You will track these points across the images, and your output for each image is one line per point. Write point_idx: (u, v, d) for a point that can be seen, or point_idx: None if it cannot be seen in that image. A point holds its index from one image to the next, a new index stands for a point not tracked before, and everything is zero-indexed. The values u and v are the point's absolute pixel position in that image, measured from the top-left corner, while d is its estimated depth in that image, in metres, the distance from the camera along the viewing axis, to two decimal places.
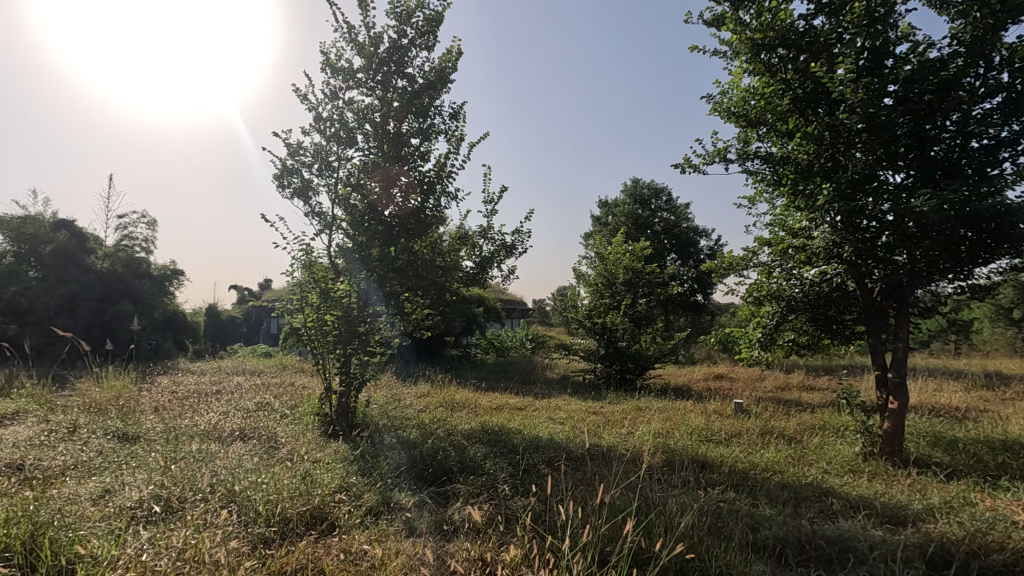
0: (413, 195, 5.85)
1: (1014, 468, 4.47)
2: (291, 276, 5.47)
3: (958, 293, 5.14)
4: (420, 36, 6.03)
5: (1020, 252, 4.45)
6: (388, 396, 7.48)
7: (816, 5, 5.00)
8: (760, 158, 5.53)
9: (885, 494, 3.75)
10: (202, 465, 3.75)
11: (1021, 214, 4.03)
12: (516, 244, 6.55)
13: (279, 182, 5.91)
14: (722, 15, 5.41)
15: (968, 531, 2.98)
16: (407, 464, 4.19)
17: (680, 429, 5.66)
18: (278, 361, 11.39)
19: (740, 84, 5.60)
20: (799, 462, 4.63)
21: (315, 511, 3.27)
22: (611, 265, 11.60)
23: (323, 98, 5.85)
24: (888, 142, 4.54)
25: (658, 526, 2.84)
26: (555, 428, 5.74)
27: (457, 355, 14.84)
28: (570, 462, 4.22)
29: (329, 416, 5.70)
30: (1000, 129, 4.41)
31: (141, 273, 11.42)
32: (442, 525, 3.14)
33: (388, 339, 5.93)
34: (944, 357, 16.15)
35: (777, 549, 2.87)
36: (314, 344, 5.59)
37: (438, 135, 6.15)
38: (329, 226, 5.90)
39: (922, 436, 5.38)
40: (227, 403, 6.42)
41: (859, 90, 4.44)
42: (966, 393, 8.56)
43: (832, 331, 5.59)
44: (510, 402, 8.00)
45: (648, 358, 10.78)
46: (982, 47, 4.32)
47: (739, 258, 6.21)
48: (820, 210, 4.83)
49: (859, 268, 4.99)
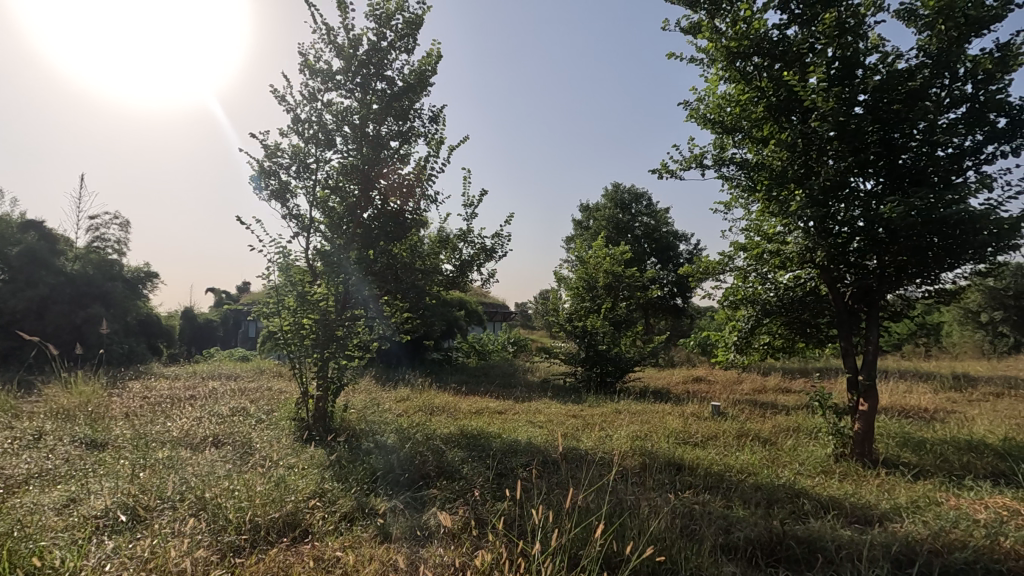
0: (393, 198, 5.84)
1: (978, 468, 4.60)
2: (267, 279, 5.40)
3: (926, 297, 5.27)
4: (399, 39, 6.01)
5: (984, 258, 4.59)
6: (367, 401, 7.42)
7: (790, 15, 5.10)
8: (735, 164, 5.62)
9: (855, 495, 3.82)
10: (171, 472, 3.68)
11: (984, 221, 4.17)
12: (496, 248, 6.57)
13: (256, 183, 5.83)
14: (699, 24, 5.50)
15: (932, 530, 3.05)
16: (383, 470, 4.16)
17: (657, 431, 5.72)
18: (255, 365, 11.21)
19: (715, 91, 5.69)
20: (773, 464, 4.71)
21: (288, 517, 3.22)
22: (592, 269, 11.69)
23: (301, 99, 5.81)
24: (858, 150, 4.68)
25: (630, 529, 2.86)
26: (534, 431, 5.75)
27: (439, 359, 14.77)
28: (548, 466, 4.23)
29: (306, 421, 5.64)
30: (964, 139, 4.55)
31: (114, 276, 11.20)
32: (417, 530, 3.13)
33: (366, 342, 5.89)
34: (915, 358, 16.62)
35: (748, 551, 2.91)
36: (290, 347, 5.53)
37: (418, 138, 6.15)
38: (307, 228, 5.85)
39: (892, 437, 5.51)
40: (201, 408, 6.31)
41: (830, 99, 4.56)
42: (936, 394, 8.80)
43: (806, 334, 5.71)
44: (491, 405, 8.00)
45: (628, 361, 10.82)
46: (947, 58, 4.45)
47: (716, 263, 6.30)
48: (793, 216, 4.92)
49: (831, 273, 5.06)
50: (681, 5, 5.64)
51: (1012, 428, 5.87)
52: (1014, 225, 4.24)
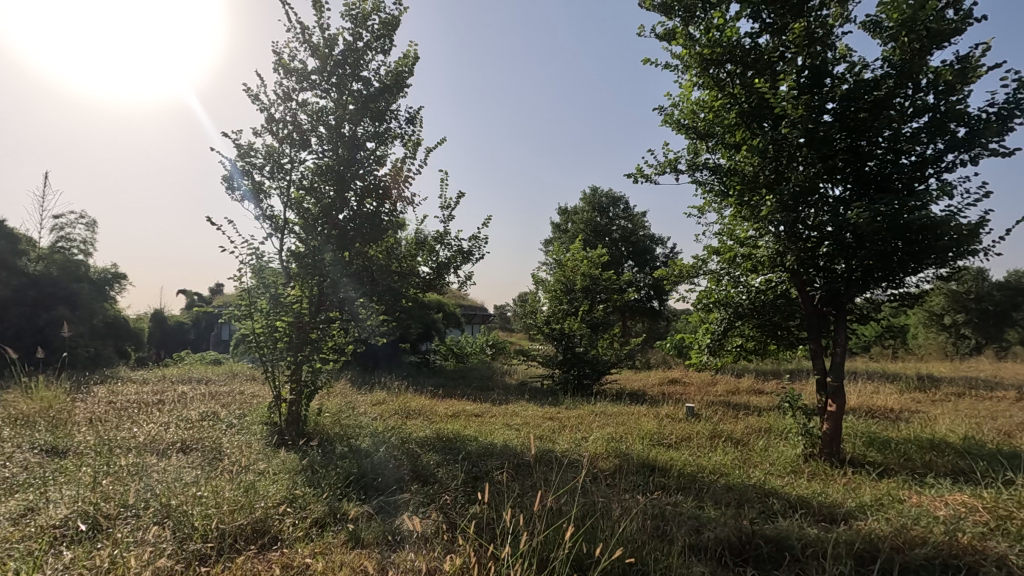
0: (368, 199, 5.76)
1: (940, 466, 4.73)
2: (239, 281, 5.30)
3: (891, 301, 5.43)
4: (376, 40, 5.97)
5: (945, 262, 4.73)
6: (342, 404, 7.34)
7: (761, 24, 5.21)
8: (708, 169, 5.72)
9: (822, 494, 3.90)
10: (136, 479, 3.57)
11: (945, 227, 4.30)
12: (473, 250, 6.56)
13: (228, 183, 5.72)
14: (673, 30, 5.58)
15: (894, 527, 3.12)
16: (356, 474, 4.12)
17: (632, 433, 5.76)
18: (227, 369, 10.99)
19: (690, 97, 5.77)
20: (744, 464, 4.79)
21: (257, 524, 3.16)
22: (569, 272, 11.74)
23: (275, 99, 5.73)
24: (827, 156, 4.79)
25: (601, 531, 2.88)
26: (510, 434, 5.74)
27: (416, 362, 14.65)
28: (523, 469, 4.23)
29: (278, 426, 5.54)
30: (926, 147, 4.69)
31: (79, 277, 10.87)
32: (389, 535, 3.11)
33: (341, 345, 5.83)
34: (883, 359, 17.10)
35: (717, 551, 2.95)
36: (263, 351, 5.44)
37: (395, 139, 6.11)
38: (281, 230, 5.76)
39: (859, 437, 5.65)
40: (169, 413, 6.14)
41: (799, 106, 4.67)
42: (902, 394, 9.07)
43: (777, 337, 5.82)
44: (467, 408, 7.96)
45: (605, 363, 10.85)
46: (910, 68, 4.58)
47: (690, 266, 6.40)
48: (764, 221, 5.03)
49: (802, 277, 5.16)
50: (656, 11, 5.72)
51: (972, 427, 6.07)
52: (973, 231, 4.38)
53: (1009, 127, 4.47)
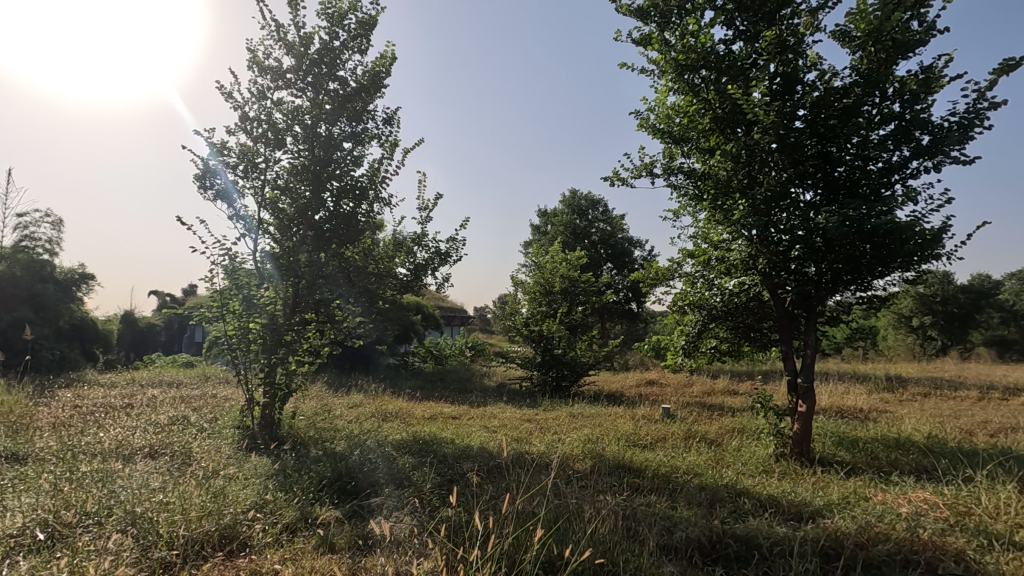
0: (345, 200, 5.67)
1: (905, 464, 4.86)
2: (210, 282, 5.19)
3: (859, 303, 5.57)
4: (352, 39, 5.92)
5: (911, 266, 4.87)
6: (318, 407, 7.25)
7: (734, 31, 5.31)
8: (683, 173, 5.78)
9: (791, 493, 3.96)
10: (99, 485, 3.48)
11: (910, 232, 4.42)
12: (450, 252, 6.55)
13: (201, 183, 5.61)
14: (649, 36, 5.63)
15: (858, 524, 3.19)
16: (329, 477, 4.08)
17: (609, 435, 5.80)
18: (200, 371, 10.75)
19: (665, 102, 5.84)
20: (717, 464, 4.86)
21: (225, 531, 3.11)
22: (548, 274, 11.84)
23: (250, 97, 5.64)
24: (798, 162, 4.89)
25: (572, 533, 2.90)
26: (486, 436, 5.75)
27: (394, 364, 14.53)
28: (499, 471, 4.23)
29: (251, 429, 5.45)
30: (893, 154, 4.82)
31: (45, 277, 10.54)
32: (361, 541, 3.09)
33: (316, 348, 5.76)
34: (854, 360, 17.48)
35: (687, 552, 2.99)
36: (235, 353, 5.35)
37: (372, 140, 6.07)
38: (255, 230, 5.67)
39: (828, 436, 5.78)
40: (138, 417, 5.99)
41: (771, 113, 4.79)
42: (870, 395, 9.30)
43: (751, 338, 5.91)
44: (444, 411, 7.92)
45: (583, 365, 10.88)
46: (877, 77, 4.71)
47: (666, 269, 6.47)
48: (737, 225, 5.12)
49: (774, 280, 5.27)
50: (632, 16, 5.76)
51: (937, 426, 6.24)
52: (936, 236, 4.51)
53: (970, 135, 4.61)
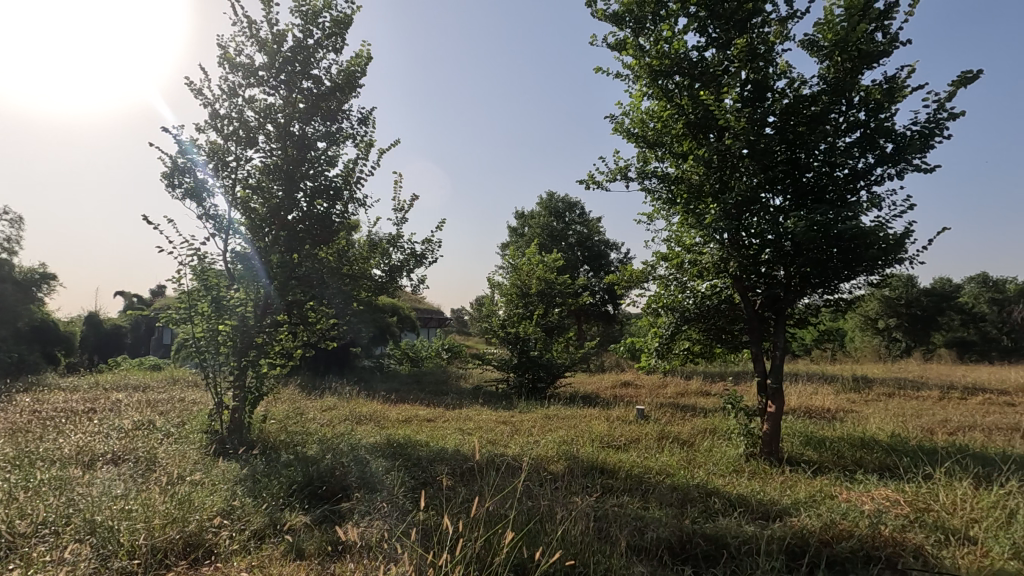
0: (319, 201, 5.60)
1: (869, 463, 5.01)
2: (177, 283, 5.05)
3: (827, 306, 5.71)
4: (327, 38, 5.85)
5: (874, 270, 5.01)
6: (290, 410, 7.12)
7: (707, 38, 5.40)
8: (657, 177, 5.82)
9: (760, 492, 4.04)
10: (58, 493, 3.36)
11: (874, 237, 4.55)
12: (426, 254, 6.52)
13: (168, 181, 5.48)
14: (623, 41, 5.70)
15: (823, 522, 3.26)
16: (300, 482, 4.02)
17: (583, 436, 5.84)
18: (167, 374, 10.47)
19: (639, 106, 5.91)
20: (689, 465, 4.93)
21: (190, 538, 3.03)
22: (525, 275, 11.92)
23: (220, 94, 5.53)
24: (768, 168, 5.00)
25: (544, 535, 2.91)
26: (462, 439, 5.71)
27: (369, 366, 14.37)
28: (472, 474, 4.22)
29: (220, 434, 5.32)
30: (858, 161, 4.96)
31: (3, 278, 10.15)
32: (331, 546, 3.05)
33: (289, 350, 5.68)
34: (823, 362, 17.90)
35: (658, 551, 3.02)
36: (203, 356, 5.21)
37: (347, 140, 6.01)
38: (225, 230, 5.55)
39: (796, 436, 5.91)
40: (101, 422, 5.80)
41: (741, 119, 4.92)
42: (837, 395, 9.55)
43: (722, 340, 6.01)
44: (419, 413, 7.85)
45: (559, 366, 10.91)
46: (843, 86, 4.85)
47: (640, 272, 6.54)
48: (708, 229, 5.21)
49: (744, 282, 5.39)
50: (607, 21, 5.82)
51: (899, 425, 6.44)
52: (899, 241, 4.66)
53: (931, 144, 4.78)
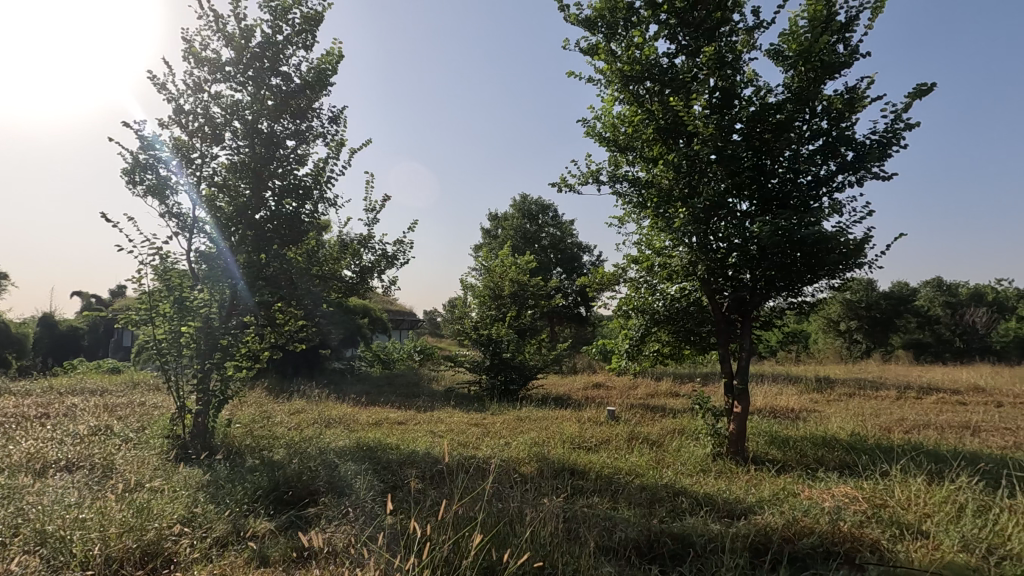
0: (288, 200, 5.48)
1: (830, 461, 5.16)
2: (138, 283, 4.88)
3: (790, 309, 5.87)
4: (297, 34, 5.76)
5: (836, 274, 5.17)
6: (257, 414, 6.95)
7: (677, 45, 5.50)
8: (628, 181, 5.90)
9: (726, 491, 4.12)
10: (6, 503, 3.21)
11: (835, 242, 4.69)
12: (397, 255, 6.46)
13: (129, 177, 5.30)
14: (596, 46, 5.75)
15: (786, 519, 3.34)
16: (266, 487, 3.92)
17: (554, 438, 5.86)
18: (127, 378, 10.10)
19: (611, 111, 5.98)
20: (658, 465, 5.00)
21: (148, 547, 2.93)
22: (497, 277, 11.92)
23: (185, 89, 5.38)
24: (735, 174, 5.12)
25: (513, 537, 2.91)
26: (433, 442, 5.67)
27: (340, 369, 14.14)
28: (443, 476, 4.19)
29: (182, 439, 5.17)
30: (821, 168, 5.11)
31: None
32: (297, 553, 2.99)
33: (255, 352, 5.55)
34: (788, 363, 18.39)
35: (627, 550, 3.06)
36: (165, 358, 5.05)
37: (317, 139, 5.92)
38: (189, 228, 5.40)
39: (761, 436, 6.05)
40: (54, 428, 5.55)
41: (709, 125, 5.04)
42: (801, 395, 9.82)
43: (691, 341, 6.11)
44: (390, 416, 7.76)
45: (532, 368, 10.93)
46: (807, 95, 4.99)
47: (611, 274, 6.61)
48: (678, 232, 5.30)
49: (712, 285, 5.51)
50: (580, 26, 5.87)
51: (858, 424, 6.66)
52: (859, 246, 4.81)
53: (888, 153, 4.97)
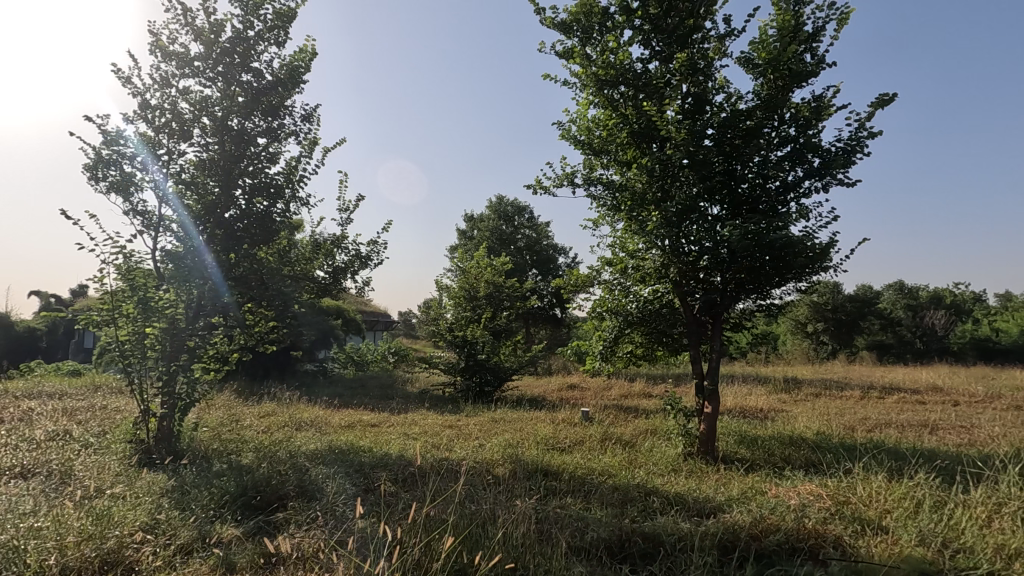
0: (259, 198, 5.37)
1: (796, 459, 5.29)
2: (99, 282, 4.71)
3: (759, 311, 6.00)
4: (268, 30, 5.65)
5: (803, 277, 5.31)
6: (224, 418, 6.79)
7: (651, 51, 5.58)
8: (602, 184, 5.95)
9: (696, 490, 4.19)
10: None
11: (802, 246, 4.82)
12: (371, 255, 6.40)
13: (91, 173, 5.13)
14: (571, 49, 5.80)
15: (753, 517, 3.41)
16: (233, 492, 3.83)
17: (528, 439, 5.87)
18: (87, 381, 9.75)
19: (586, 115, 6.02)
20: (630, 465, 5.06)
21: (109, 555, 2.83)
22: (472, 278, 11.90)
23: (151, 84, 5.24)
24: (706, 178, 5.22)
25: (485, 539, 2.91)
26: (406, 444, 5.62)
27: (312, 371, 13.91)
28: (416, 479, 4.16)
29: (146, 443, 5.01)
30: (789, 174, 5.24)
31: None
32: (264, 559, 2.93)
33: (223, 354, 5.41)
34: (757, 364, 18.79)
35: (599, 550, 3.08)
36: (128, 360, 4.89)
37: (289, 137, 5.82)
38: (155, 227, 5.25)
39: (730, 436, 6.17)
40: (9, 433, 5.33)
41: (682, 130, 5.12)
42: (770, 396, 10.05)
43: (662, 343, 6.20)
44: (363, 418, 7.67)
45: (507, 370, 10.93)
46: (776, 102, 5.12)
47: (585, 276, 6.66)
48: (650, 235, 5.38)
49: (684, 288, 5.60)
50: (555, 29, 5.91)
51: (824, 423, 6.84)
52: (824, 250, 4.95)
53: (852, 160, 5.12)
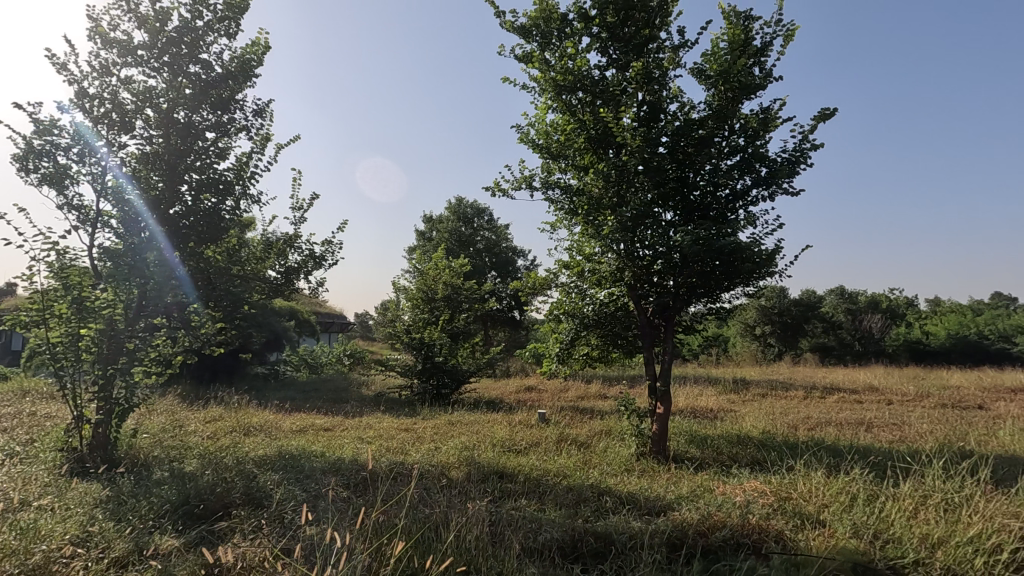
0: (206, 194, 5.17)
1: (743, 457, 5.48)
2: (29, 281, 4.40)
3: (709, 314, 6.19)
4: (218, 21, 5.45)
5: (750, 281, 5.51)
6: (167, 423, 6.48)
7: (608, 58, 5.68)
8: (560, 188, 6.01)
9: (647, 489, 4.28)
10: None
11: (749, 252, 5.01)
12: (325, 255, 6.26)
13: (21, 165, 4.82)
14: (530, 53, 5.84)
15: (701, 514, 3.51)
16: (174, 502, 3.66)
17: (484, 442, 5.85)
18: (15, 385, 9.13)
19: (545, 119, 6.08)
20: (585, 465, 5.12)
21: (33, 572, 2.65)
22: (430, 280, 11.78)
23: (90, 72, 4.97)
24: (660, 185, 5.35)
25: (438, 543, 2.88)
26: (360, 448, 5.51)
27: (262, 373, 13.47)
28: (369, 483, 4.08)
29: (78, 451, 4.73)
30: (738, 182, 5.44)
31: None
32: (207, 569, 2.81)
33: (166, 357, 5.17)
34: (709, 366, 19.37)
35: (552, 551, 3.11)
36: (60, 363, 4.59)
37: (239, 132, 5.63)
38: (91, 222, 4.98)
39: (682, 436, 6.33)
40: None
41: (637, 137, 5.24)
42: (720, 397, 10.38)
43: (617, 345, 6.31)
44: (315, 423, 7.47)
45: (464, 372, 10.87)
46: (726, 112, 5.30)
47: (543, 279, 6.70)
48: (606, 239, 5.48)
49: (638, 291, 5.73)
50: (515, 33, 5.94)
51: (769, 423, 7.11)
52: (769, 256, 5.16)
53: (796, 171, 5.36)
